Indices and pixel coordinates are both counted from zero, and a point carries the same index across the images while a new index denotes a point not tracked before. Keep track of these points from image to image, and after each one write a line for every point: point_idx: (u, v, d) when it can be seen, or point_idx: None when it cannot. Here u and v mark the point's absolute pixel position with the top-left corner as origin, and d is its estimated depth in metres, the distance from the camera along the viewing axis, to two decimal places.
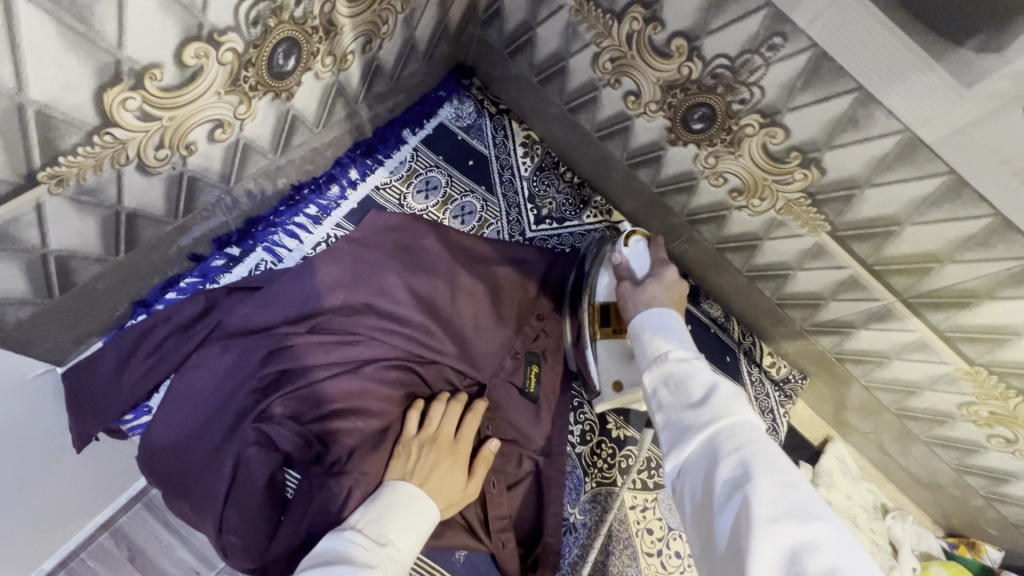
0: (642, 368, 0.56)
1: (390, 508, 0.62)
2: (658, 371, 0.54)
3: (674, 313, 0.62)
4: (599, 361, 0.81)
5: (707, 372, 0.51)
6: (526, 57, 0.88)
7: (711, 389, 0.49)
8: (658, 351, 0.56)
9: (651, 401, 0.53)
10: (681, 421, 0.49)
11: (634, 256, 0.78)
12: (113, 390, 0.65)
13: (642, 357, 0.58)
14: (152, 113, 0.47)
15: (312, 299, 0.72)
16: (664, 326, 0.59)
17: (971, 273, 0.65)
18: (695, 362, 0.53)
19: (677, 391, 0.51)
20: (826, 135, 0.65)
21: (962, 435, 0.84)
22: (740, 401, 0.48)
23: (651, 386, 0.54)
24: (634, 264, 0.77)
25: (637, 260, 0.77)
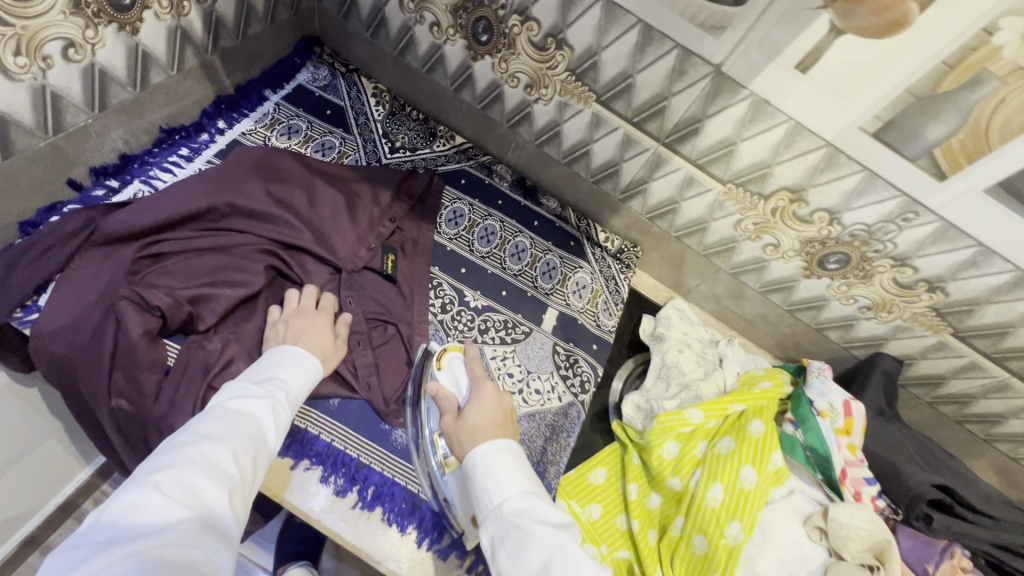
0: (484, 520, 0.64)
1: (280, 361, 0.74)
2: (499, 534, 0.62)
3: (506, 444, 0.68)
4: (454, 490, 0.79)
5: (545, 536, 0.60)
6: (356, 16, 1.08)
7: (548, 564, 0.58)
8: (496, 505, 0.64)
9: (498, 567, 0.62)
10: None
11: (449, 380, 0.83)
12: (6, 291, 0.76)
13: (479, 507, 0.66)
14: (7, 18, 0.63)
15: (180, 204, 0.85)
16: (494, 471, 0.65)
17: (687, 100, 0.86)
18: (529, 519, 0.62)
19: (517, 560, 0.60)
20: (561, 17, 0.87)
21: (750, 256, 1.04)
22: (575, 563, 0.58)
23: (496, 549, 0.62)
24: (452, 389, 0.81)
25: (454, 383, 0.83)
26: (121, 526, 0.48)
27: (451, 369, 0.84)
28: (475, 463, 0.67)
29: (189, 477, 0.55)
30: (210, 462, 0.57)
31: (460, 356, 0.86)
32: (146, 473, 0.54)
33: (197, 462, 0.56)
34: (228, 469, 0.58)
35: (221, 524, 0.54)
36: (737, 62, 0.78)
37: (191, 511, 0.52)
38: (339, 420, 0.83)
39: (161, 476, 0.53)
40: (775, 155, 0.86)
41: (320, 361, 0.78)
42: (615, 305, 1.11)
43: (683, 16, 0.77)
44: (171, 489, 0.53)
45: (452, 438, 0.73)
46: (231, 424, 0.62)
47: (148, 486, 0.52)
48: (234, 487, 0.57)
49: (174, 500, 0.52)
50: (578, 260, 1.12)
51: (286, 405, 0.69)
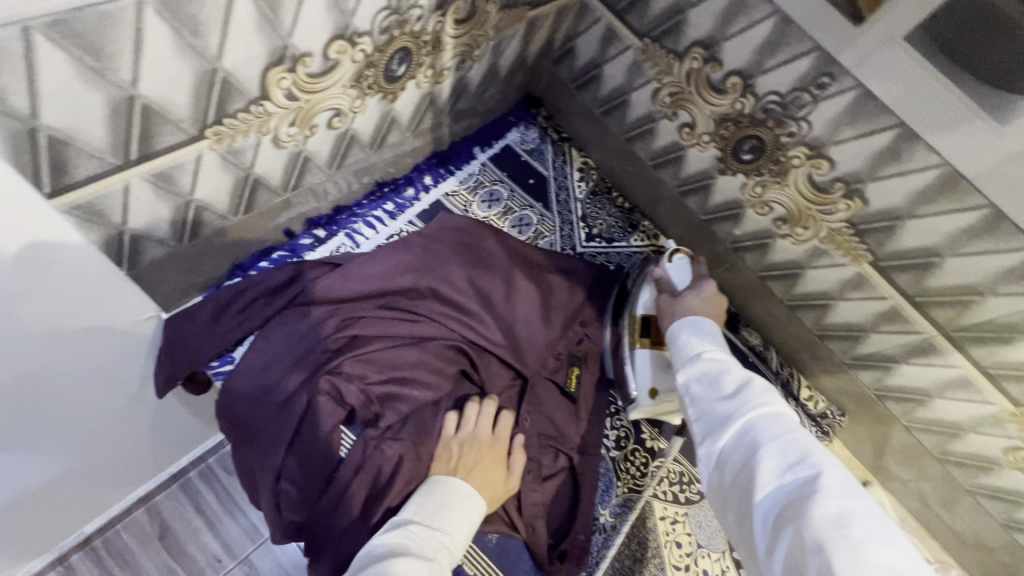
0: (678, 370, 0.62)
1: (448, 501, 0.65)
2: (692, 370, 0.60)
3: (710, 321, 0.68)
4: (640, 365, 0.85)
5: (741, 370, 0.57)
6: (591, 91, 0.98)
7: (746, 385, 0.54)
8: (693, 354, 0.62)
9: (688, 398, 0.58)
10: (717, 407, 0.54)
11: (674, 271, 0.88)
12: (206, 339, 0.73)
13: (677, 361, 0.64)
14: (296, 94, 0.58)
15: (385, 279, 0.79)
16: (697, 334, 0.65)
17: (1013, 306, 0.67)
18: (727, 360, 0.59)
19: (712, 385, 0.56)
20: (868, 167, 0.70)
21: (1009, 485, 0.82)
22: (771, 393, 0.53)
23: (687, 384, 0.59)
24: (673, 278, 0.86)
25: (677, 275, 0.87)
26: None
27: (678, 265, 0.89)
28: (679, 332, 0.68)
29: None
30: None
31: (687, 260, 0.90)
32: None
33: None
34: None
35: None
36: None
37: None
38: (498, 565, 0.73)
39: None
40: None
41: (487, 501, 0.69)
42: None
43: None
44: None
45: (666, 313, 0.78)
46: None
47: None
48: None
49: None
50: None
51: (444, 565, 0.59)
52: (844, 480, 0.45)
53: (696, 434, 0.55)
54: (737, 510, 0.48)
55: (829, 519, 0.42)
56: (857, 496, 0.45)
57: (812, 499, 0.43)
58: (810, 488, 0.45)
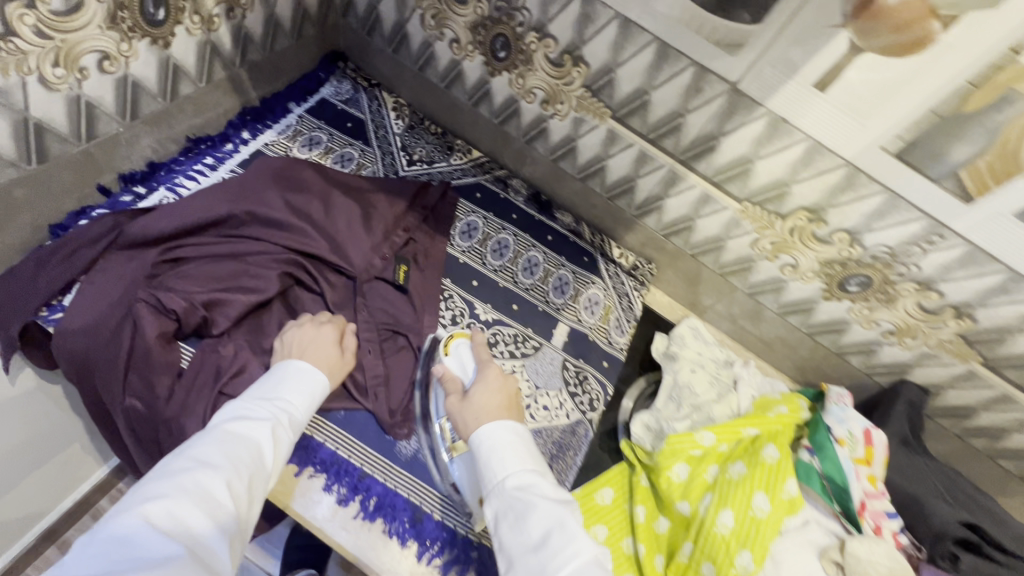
0: (487, 497, 0.66)
1: (286, 379, 0.73)
2: (500, 507, 0.64)
3: (511, 426, 0.69)
4: (462, 477, 0.80)
5: (544, 507, 0.61)
6: (379, 33, 1.11)
7: (550, 536, 0.59)
8: (498, 482, 0.65)
9: (500, 539, 0.63)
10: (529, 561, 0.59)
11: (455, 363, 0.84)
12: (34, 291, 0.79)
13: (484, 484, 0.67)
14: (46, 31, 0.66)
15: (201, 212, 0.87)
16: (495, 448, 0.67)
17: (703, 117, 0.86)
18: (529, 493, 0.63)
19: (520, 533, 0.61)
20: (577, 34, 0.87)
21: (767, 277, 1.01)
22: (574, 535, 0.59)
23: (496, 524, 0.63)
24: (458, 372, 0.82)
25: (460, 367, 0.83)
26: (112, 557, 0.48)
27: (459, 353, 0.85)
28: (481, 442, 0.69)
29: (181, 508, 0.53)
30: (206, 495, 0.56)
31: (467, 342, 0.87)
32: (135, 500, 0.53)
33: (188, 492, 0.55)
34: (224, 502, 0.57)
35: (216, 563, 0.53)
36: (754, 81, 0.78)
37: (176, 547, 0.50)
38: (346, 429, 0.83)
39: (151, 506, 0.52)
40: (793, 174, 0.84)
41: (327, 374, 0.77)
42: (627, 321, 1.10)
43: (700, 35, 0.77)
44: (161, 521, 0.51)
45: (457, 419, 0.74)
46: (230, 449, 0.61)
47: (135, 515, 0.51)
48: (225, 517, 0.56)
49: (166, 532, 0.51)
50: (591, 276, 1.11)
51: (287, 427, 0.68)
52: None
53: None
54: None
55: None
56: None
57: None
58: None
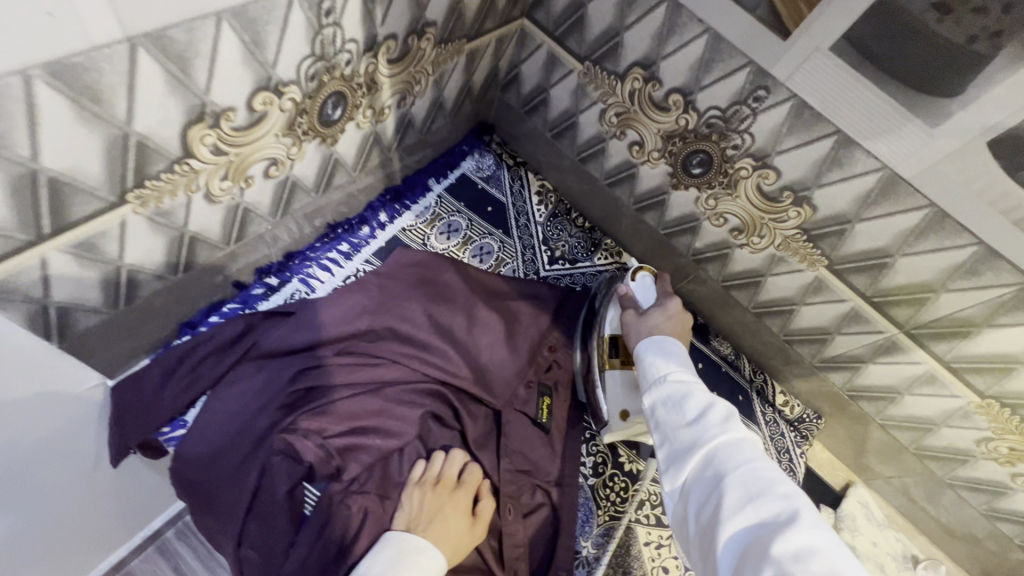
0: (644, 391, 0.61)
1: (395, 564, 0.61)
2: (658, 394, 0.58)
3: (676, 343, 0.66)
4: (610, 388, 0.83)
5: (704, 391, 0.56)
6: (541, 114, 0.97)
7: (708, 410, 0.53)
8: (659, 375, 0.60)
9: (654, 422, 0.57)
10: (681, 437, 0.53)
11: (639, 289, 0.84)
12: (156, 404, 0.70)
13: (644, 381, 0.62)
14: (223, 148, 0.56)
15: (340, 325, 0.77)
16: (664, 355, 0.63)
17: (966, 301, 0.68)
18: (691, 383, 0.58)
19: (677, 410, 0.55)
20: (813, 174, 0.71)
21: (985, 477, 0.82)
22: (735, 417, 0.52)
23: (651, 407, 0.58)
24: (640, 297, 0.82)
25: (642, 294, 0.83)
26: None
27: (643, 282, 0.86)
28: (646, 352, 0.66)
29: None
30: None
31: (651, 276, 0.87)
32: None
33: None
34: None
35: None
36: None
37: None
38: None
39: None
40: None
41: (445, 552, 0.65)
42: None
43: (1007, 219, 0.59)
44: None
45: (631, 332, 0.75)
46: None
47: None
48: None
49: None
50: (748, 423, 0.94)
51: None
52: (812, 512, 0.44)
53: (662, 460, 0.54)
54: (701, 544, 0.48)
55: (791, 552, 0.41)
56: (817, 522, 0.44)
57: (775, 528, 0.43)
58: (774, 519, 0.44)
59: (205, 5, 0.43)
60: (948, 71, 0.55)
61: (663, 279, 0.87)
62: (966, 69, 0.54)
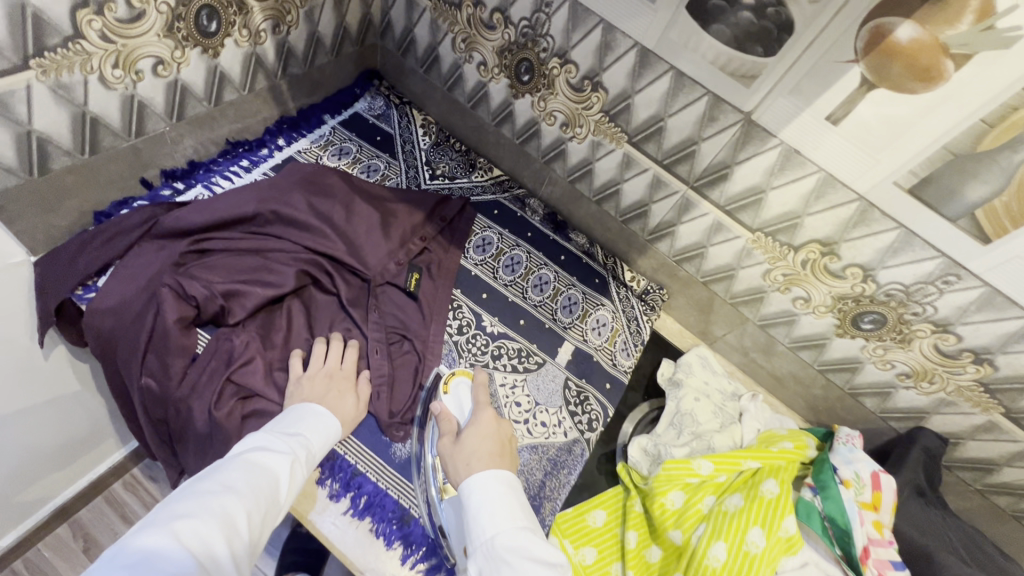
0: (472, 557, 0.66)
1: (304, 417, 0.76)
2: (487, 570, 0.64)
3: (498, 475, 0.71)
4: (449, 518, 0.79)
5: (532, 566, 0.62)
6: (413, 53, 1.17)
7: None
8: (486, 539, 0.66)
9: None
10: None
11: (454, 403, 0.87)
12: (71, 270, 0.85)
13: (470, 542, 0.67)
14: (110, 36, 0.73)
15: (231, 209, 0.93)
16: (486, 505, 0.68)
17: (717, 146, 0.87)
18: (517, 552, 0.64)
19: None
20: (598, 61, 0.91)
21: (778, 309, 1.00)
22: None
23: None
24: (456, 412, 0.85)
25: (457, 406, 0.86)
26: (140, 569, 0.47)
27: (458, 393, 0.88)
28: (469, 496, 0.70)
29: (208, 526, 0.54)
30: (228, 519, 0.57)
31: (467, 380, 0.89)
32: (159, 518, 0.53)
33: (214, 514, 0.56)
34: (242, 530, 0.57)
35: None
36: (767, 112, 0.79)
37: (203, 564, 0.50)
38: None
39: (182, 522, 0.53)
40: (806, 206, 0.84)
41: (341, 425, 0.80)
42: (633, 346, 1.09)
43: (717, 67, 0.79)
44: (188, 537, 0.52)
45: (450, 462, 0.76)
46: (252, 478, 0.63)
47: (168, 528, 0.51)
48: (236, 541, 0.56)
49: (191, 549, 0.51)
50: (601, 298, 1.11)
51: (301, 461, 0.71)
52: None
53: None
54: None
55: None
56: None
57: None
58: None
59: None
60: None
61: (481, 380, 0.87)
62: None
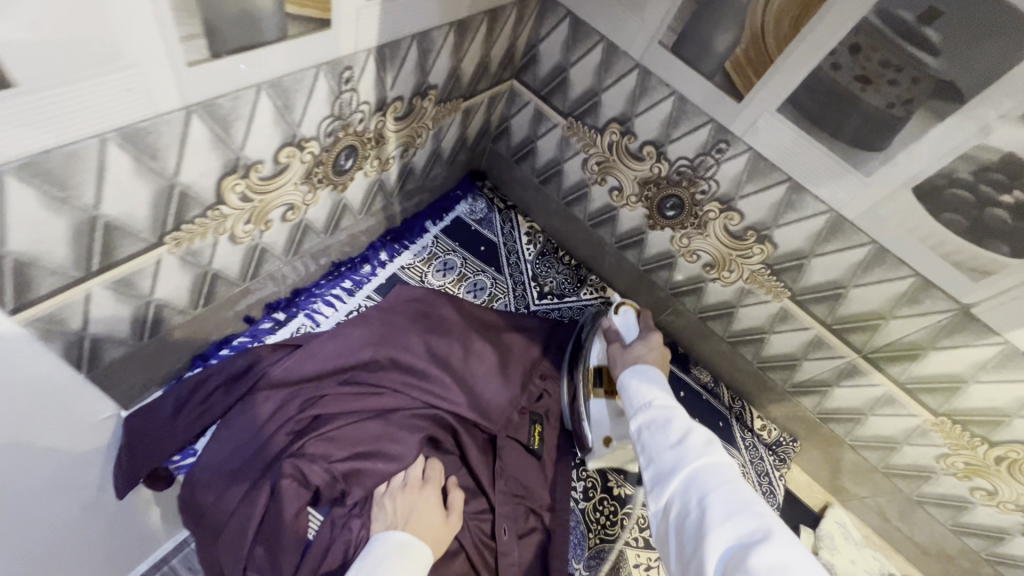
0: (630, 414, 0.66)
1: (387, 555, 0.64)
2: (643, 417, 0.64)
3: (656, 369, 0.74)
4: (594, 415, 0.87)
5: (684, 419, 0.61)
6: (529, 162, 1.07)
7: (687, 435, 0.58)
8: (644, 400, 0.66)
9: (638, 443, 0.62)
10: (664, 457, 0.58)
11: (621, 323, 0.91)
12: (167, 434, 0.73)
13: (628, 407, 0.68)
14: (250, 195, 0.63)
15: (346, 355, 0.82)
16: (646, 381, 0.70)
17: (912, 327, 0.76)
18: (674, 408, 0.63)
19: (661, 434, 0.60)
20: (772, 216, 0.80)
21: (947, 492, 0.88)
22: (713, 443, 0.57)
23: (638, 428, 0.63)
24: (624, 332, 0.89)
25: (624, 329, 0.90)
26: None
27: (626, 318, 0.92)
28: (628, 380, 0.72)
29: None
30: None
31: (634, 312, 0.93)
32: None
33: None
34: None
35: None
36: (995, 310, 0.68)
37: None
38: None
39: None
40: (1020, 407, 0.73)
41: (430, 547, 0.68)
42: (768, 510, 0.97)
43: (936, 253, 0.68)
44: None
45: (618, 361, 0.80)
46: None
47: None
48: None
49: None
50: (728, 447, 0.99)
51: None
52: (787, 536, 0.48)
53: (646, 478, 0.59)
54: (688, 561, 0.50)
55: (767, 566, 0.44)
56: (793, 544, 0.47)
57: (752, 547, 0.46)
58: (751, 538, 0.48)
59: (246, 79, 0.51)
60: (875, 131, 0.65)
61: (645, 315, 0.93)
62: (891, 132, 0.64)
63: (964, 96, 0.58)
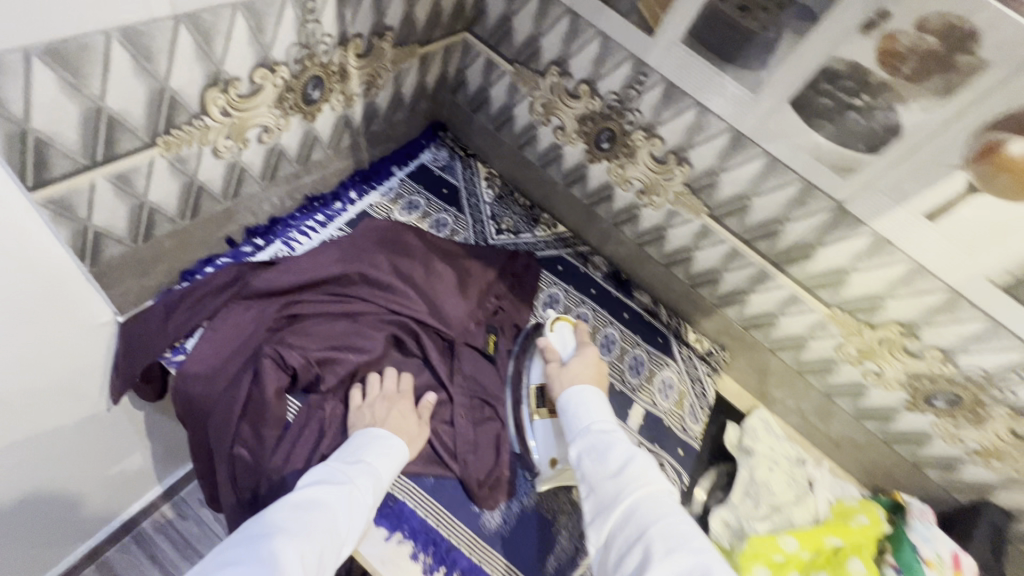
0: (571, 441, 0.73)
1: (365, 444, 0.74)
2: (583, 444, 0.71)
3: (594, 389, 0.79)
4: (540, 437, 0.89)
5: (624, 446, 0.68)
6: (484, 111, 1.19)
7: (626, 464, 0.65)
8: (584, 426, 0.73)
9: (580, 473, 0.69)
10: (606, 487, 0.65)
11: (557, 340, 0.92)
12: (159, 334, 0.82)
13: (569, 433, 0.75)
14: (230, 110, 0.73)
15: (319, 268, 0.92)
16: (586, 404, 0.77)
17: (803, 227, 0.90)
18: (612, 436, 0.71)
19: (601, 464, 0.67)
20: (687, 138, 0.93)
21: (847, 380, 1.03)
22: (648, 474, 0.65)
23: (579, 457, 0.70)
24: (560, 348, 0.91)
25: (561, 344, 0.92)
26: None
27: (561, 332, 0.94)
28: (571, 400, 0.78)
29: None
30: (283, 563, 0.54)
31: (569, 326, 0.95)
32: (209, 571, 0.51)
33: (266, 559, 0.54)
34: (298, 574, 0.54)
35: None
36: (861, 201, 0.81)
37: None
38: (437, 499, 0.84)
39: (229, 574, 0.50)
40: (890, 289, 0.87)
41: (405, 441, 0.79)
42: (700, 409, 1.10)
43: (813, 157, 0.82)
44: None
45: (555, 380, 0.85)
46: (310, 519, 0.60)
47: None
48: None
49: None
50: (665, 358, 1.12)
51: (364, 492, 0.68)
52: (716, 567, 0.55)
53: (588, 511, 0.66)
54: None
55: None
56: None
57: None
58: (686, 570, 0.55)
59: None
60: (756, 52, 0.78)
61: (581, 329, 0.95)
62: (767, 52, 0.77)
63: (816, 16, 0.72)
